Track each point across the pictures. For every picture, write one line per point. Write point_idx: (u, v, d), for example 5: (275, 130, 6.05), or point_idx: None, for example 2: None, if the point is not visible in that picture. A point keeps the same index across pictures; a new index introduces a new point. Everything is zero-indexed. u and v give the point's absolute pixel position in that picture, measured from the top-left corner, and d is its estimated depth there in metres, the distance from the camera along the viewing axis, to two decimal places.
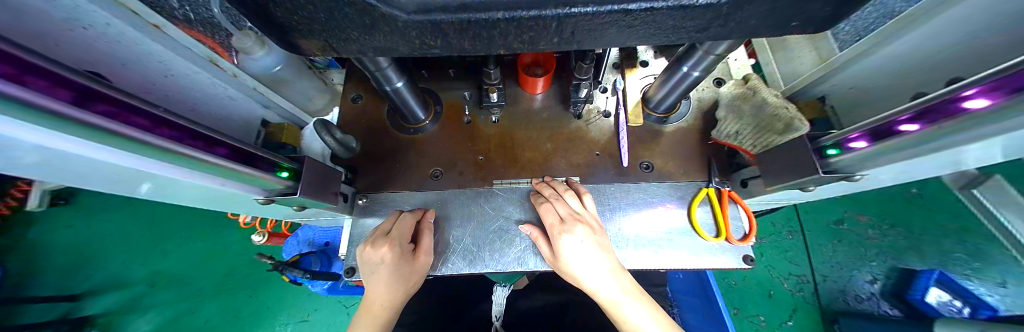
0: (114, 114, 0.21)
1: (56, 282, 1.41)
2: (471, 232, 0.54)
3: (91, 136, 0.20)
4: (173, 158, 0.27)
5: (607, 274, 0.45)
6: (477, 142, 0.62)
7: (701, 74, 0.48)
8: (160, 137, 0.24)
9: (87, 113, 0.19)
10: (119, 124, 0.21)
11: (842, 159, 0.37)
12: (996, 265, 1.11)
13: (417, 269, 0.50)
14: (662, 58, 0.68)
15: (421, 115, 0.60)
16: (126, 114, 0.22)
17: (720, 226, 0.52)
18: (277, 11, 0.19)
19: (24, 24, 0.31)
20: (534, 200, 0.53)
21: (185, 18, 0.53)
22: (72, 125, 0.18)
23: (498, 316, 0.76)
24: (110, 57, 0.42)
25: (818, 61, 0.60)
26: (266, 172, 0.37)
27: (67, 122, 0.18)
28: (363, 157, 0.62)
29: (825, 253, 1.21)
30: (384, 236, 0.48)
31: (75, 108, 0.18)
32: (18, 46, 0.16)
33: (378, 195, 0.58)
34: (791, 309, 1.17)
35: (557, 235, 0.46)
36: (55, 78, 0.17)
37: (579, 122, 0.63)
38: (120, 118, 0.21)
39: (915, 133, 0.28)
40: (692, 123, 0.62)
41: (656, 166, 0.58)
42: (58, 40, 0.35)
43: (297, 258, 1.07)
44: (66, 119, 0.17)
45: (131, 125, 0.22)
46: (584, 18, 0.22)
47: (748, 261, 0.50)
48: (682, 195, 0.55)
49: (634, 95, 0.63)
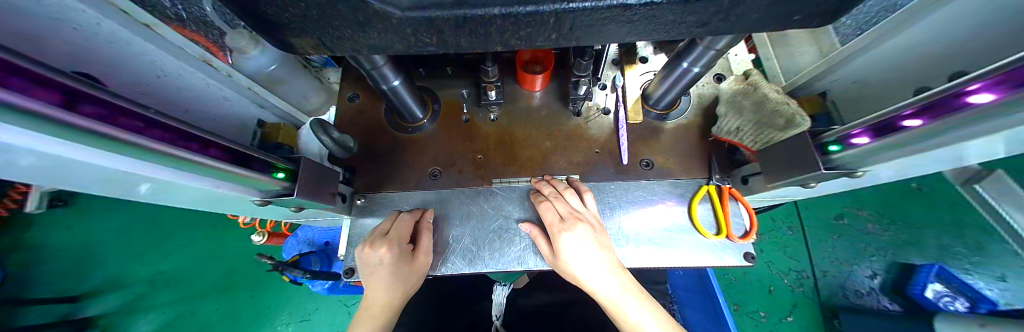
0: (104, 117, 0.21)
1: (56, 283, 1.41)
2: (470, 231, 0.54)
3: (83, 139, 0.20)
4: (169, 161, 0.26)
5: (607, 272, 0.45)
6: (476, 140, 0.62)
7: (701, 70, 0.47)
8: (152, 139, 0.24)
9: (79, 116, 0.18)
10: (112, 127, 0.21)
11: (843, 155, 0.36)
12: (997, 259, 1.11)
13: (417, 269, 0.50)
14: (662, 54, 0.67)
15: (418, 114, 0.59)
16: (117, 116, 0.22)
17: (721, 223, 0.51)
18: (268, 9, 0.19)
19: (10, 25, 0.30)
20: (534, 199, 0.53)
21: (176, 17, 0.51)
22: (62, 129, 0.18)
23: (498, 315, 0.78)
24: (102, 58, 0.41)
25: (819, 56, 0.59)
26: (262, 173, 0.37)
27: (56, 126, 0.18)
28: (361, 156, 0.61)
29: (825, 248, 1.21)
30: (383, 236, 0.48)
31: (64, 111, 0.18)
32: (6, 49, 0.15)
33: (377, 195, 0.58)
34: (790, 304, 1.17)
35: (557, 234, 0.46)
36: (43, 81, 0.17)
37: (579, 120, 0.63)
38: (111, 120, 0.21)
39: (917, 129, 0.28)
40: (692, 119, 0.61)
41: (656, 163, 0.58)
42: (49, 42, 0.35)
43: (298, 258, 1.07)
44: (54, 122, 0.17)
45: (125, 129, 0.22)
46: (583, 13, 0.22)
47: (748, 258, 0.50)
48: (683, 192, 0.55)
49: (634, 92, 0.63)
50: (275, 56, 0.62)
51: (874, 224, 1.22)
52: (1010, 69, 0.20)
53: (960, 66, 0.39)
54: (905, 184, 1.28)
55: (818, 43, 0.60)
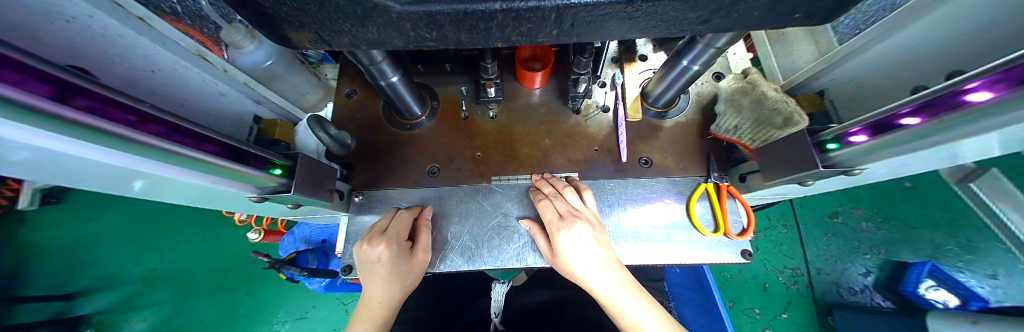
0: (96, 109, 0.20)
1: (48, 282, 1.39)
2: (469, 228, 0.53)
3: (75, 134, 0.19)
4: (163, 157, 0.26)
5: (606, 270, 0.45)
6: (475, 138, 0.61)
7: (700, 68, 0.47)
8: (145, 134, 0.24)
9: (70, 110, 0.18)
10: (104, 120, 0.20)
11: (843, 154, 0.37)
12: (987, 257, 1.13)
13: (416, 266, 0.50)
14: (662, 52, 0.67)
15: (417, 110, 0.59)
16: (109, 109, 0.21)
17: (719, 221, 0.51)
18: (265, 2, 0.19)
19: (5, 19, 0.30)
20: (534, 197, 0.53)
21: (172, 10, 0.49)
22: (52, 123, 0.18)
23: (497, 312, 0.80)
24: (94, 51, 0.40)
25: (818, 55, 0.59)
26: (258, 169, 0.36)
27: (47, 119, 0.17)
28: (360, 153, 0.61)
29: (820, 246, 1.23)
30: (381, 233, 0.48)
31: (53, 103, 0.17)
32: (11, 46, 0.16)
33: (375, 192, 0.57)
34: (786, 301, 1.18)
35: (555, 232, 0.46)
36: (36, 73, 0.17)
37: (578, 118, 0.62)
38: (104, 113, 0.21)
39: (915, 127, 0.28)
40: (691, 117, 0.61)
41: (655, 160, 0.58)
42: (41, 35, 0.34)
43: (295, 256, 1.07)
44: (47, 115, 0.17)
45: (117, 124, 0.21)
46: (584, 9, 0.21)
47: (746, 255, 0.50)
48: (681, 190, 0.55)
49: (633, 89, 0.63)
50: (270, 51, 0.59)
51: (868, 222, 1.24)
52: (1008, 68, 0.21)
53: (958, 66, 0.40)
54: (899, 183, 1.29)
55: (818, 42, 0.60)
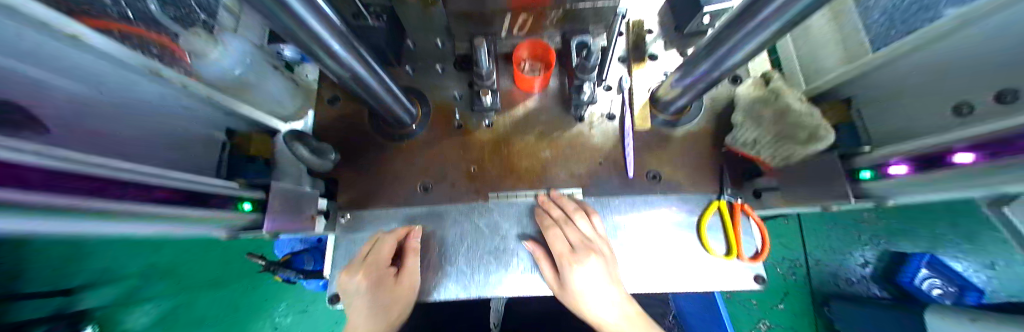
0: (73, 184, 0.18)
1: None
2: (465, 251, 0.50)
3: (52, 216, 0.17)
4: (121, 220, 0.23)
5: (618, 305, 0.43)
6: (470, 154, 0.57)
7: (720, 77, 0.42)
8: (105, 198, 0.20)
9: (53, 195, 0.16)
10: (70, 195, 0.18)
11: (875, 184, 0.35)
12: (985, 246, 1.14)
13: (400, 295, 0.47)
14: (674, 50, 0.61)
15: (406, 119, 0.54)
16: (78, 180, 0.18)
17: (732, 243, 0.48)
18: None
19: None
20: (541, 221, 0.49)
21: (124, 15, 0.35)
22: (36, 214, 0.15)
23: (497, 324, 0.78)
24: (30, 80, 0.27)
25: (846, 59, 0.52)
26: (219, 208, 0.33)
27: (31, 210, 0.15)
28: (346, 168, 0.57)
29: (820, 238, 1.21)
30: (361, 261, 0.46)
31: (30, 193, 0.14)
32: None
33: (363, 212, 0.54)
34: (782, 292, 1.19)
35: (568, 266, 0.44)
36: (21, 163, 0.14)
37: (581, 126, 0.58)
38: (72, 186, 0.18)
39: (969, 167, 0.25)
40: (704, 126, 0.57)
41: (664, 175, 0.54)
42: None
43: (289, 258, 1.04)
44: (27, 209, 0.14)
45: (95, 189, 0.20)
46: None
47: (758, 279, 0.48)
48: (692, 208, 0.52)
49: (642, 95, 0.57)
50: (240, 58, 0.50)
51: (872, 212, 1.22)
52: None
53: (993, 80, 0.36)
54: None
55: (847, 45, 0.53)
